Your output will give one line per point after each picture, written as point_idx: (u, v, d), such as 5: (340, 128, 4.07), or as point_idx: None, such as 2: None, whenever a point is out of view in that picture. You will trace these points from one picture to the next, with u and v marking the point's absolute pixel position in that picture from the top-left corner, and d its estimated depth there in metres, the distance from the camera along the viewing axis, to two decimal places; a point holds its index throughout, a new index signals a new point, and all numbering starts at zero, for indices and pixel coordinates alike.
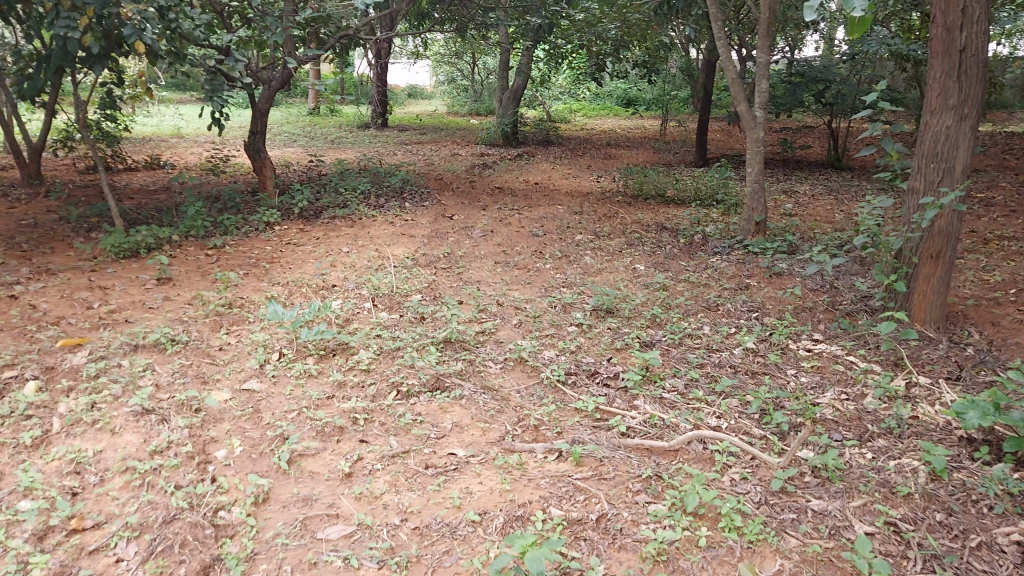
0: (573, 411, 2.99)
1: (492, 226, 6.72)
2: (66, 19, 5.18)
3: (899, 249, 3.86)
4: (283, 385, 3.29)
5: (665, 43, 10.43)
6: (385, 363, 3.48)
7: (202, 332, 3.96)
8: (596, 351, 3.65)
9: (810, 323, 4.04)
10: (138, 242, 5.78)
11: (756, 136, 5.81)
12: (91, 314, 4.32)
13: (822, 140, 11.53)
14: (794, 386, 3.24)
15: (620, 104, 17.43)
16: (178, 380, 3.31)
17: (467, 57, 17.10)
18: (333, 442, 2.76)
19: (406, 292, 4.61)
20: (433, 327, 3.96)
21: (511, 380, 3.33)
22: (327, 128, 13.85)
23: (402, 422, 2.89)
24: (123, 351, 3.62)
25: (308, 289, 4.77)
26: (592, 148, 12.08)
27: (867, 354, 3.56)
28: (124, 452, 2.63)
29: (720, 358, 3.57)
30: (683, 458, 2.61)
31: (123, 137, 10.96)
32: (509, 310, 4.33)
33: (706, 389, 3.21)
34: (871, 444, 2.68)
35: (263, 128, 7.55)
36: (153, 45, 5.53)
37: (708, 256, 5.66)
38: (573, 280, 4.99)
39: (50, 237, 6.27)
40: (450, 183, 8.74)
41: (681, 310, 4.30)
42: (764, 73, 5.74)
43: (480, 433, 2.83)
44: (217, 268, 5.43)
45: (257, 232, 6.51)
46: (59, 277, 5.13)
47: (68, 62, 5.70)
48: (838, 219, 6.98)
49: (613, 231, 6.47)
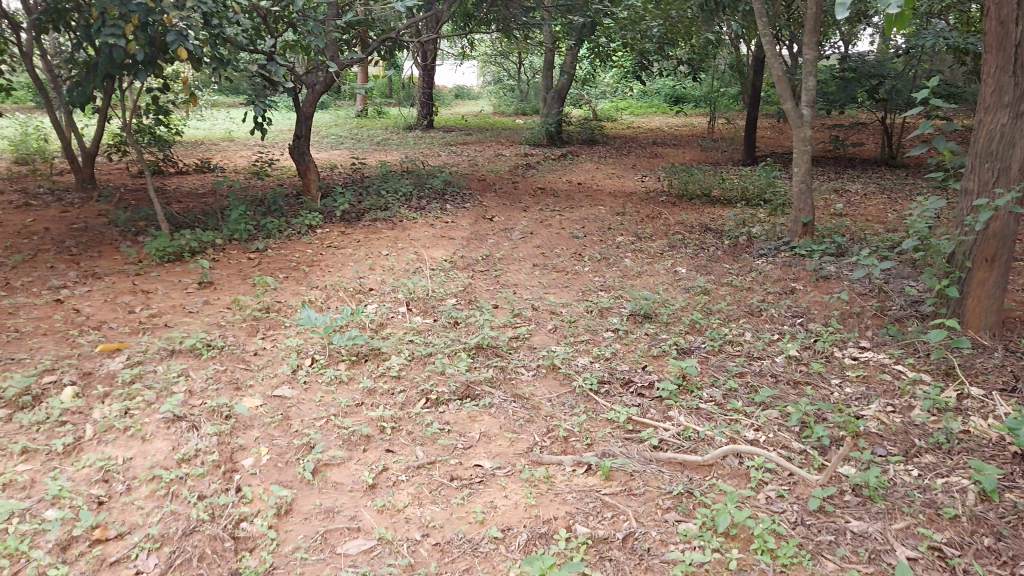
0: (605, 422, 2.91)
1: (532, 227, 6.65)
2: (112, 27, 5.27)
3: (953, 253, 3.68)
4: (313, 392, 3.28)
5: (712, 40, 10.23)
6: (416, 369, 3.45)
7: (239, 337, 3.97)
8: (631, 358, 3.56)
9: (857, 330, 3.88)
10: (182, 246, 5.87)
11: (803, 135, 5.63)
12: (132, 318, 4.38)
13: (876, 137, 11.18)
14: (837, 397, 3.10)
15: (668, 101, 17.20)
16: (211, 386, 3.32)
17: (513, 57, 17.06)
18: (359, 452, 2.73)
19: (442, 296, 4.58)
20: (466, 333, 3.91)
21: (543, 389, 3.26)
22: (374, 130, 13.95)
23: (429, 431, 2.85)
24: (160, 356, 3.65)
25: (345, 293, 4.77)
26: (637, 147, 11.92)
27: (916, 363, 3.40)
28: (152, 460, 2.64)
29: (761, 367, 3.45)
30: (717, 473, 2.51)
31: (175, 142, 11.18)
32: (545, 314, 4.27)
33: (744, 400, 3.09)
34: (917, 460, 2.55)
35: (307, 131, 7.61)
36: (196, 51, 5.59)
37: (753, 258, 5.51)
38: (611, 284, 4.90)
39: (99, 241, 6.40)
40: (492, 184, 8.70)
41: (722, 315, 4.17)
42: (811, 70, 5.56)
43: (508, 443, 2.77)
44: (257, 272, 5.47)
45: (299, 235, 6.56)
46: (104, 281, 5.22)
47: (114, 69, 5.79)
48: (891, 219, 6.74)
49: (655, 233, 6.35)
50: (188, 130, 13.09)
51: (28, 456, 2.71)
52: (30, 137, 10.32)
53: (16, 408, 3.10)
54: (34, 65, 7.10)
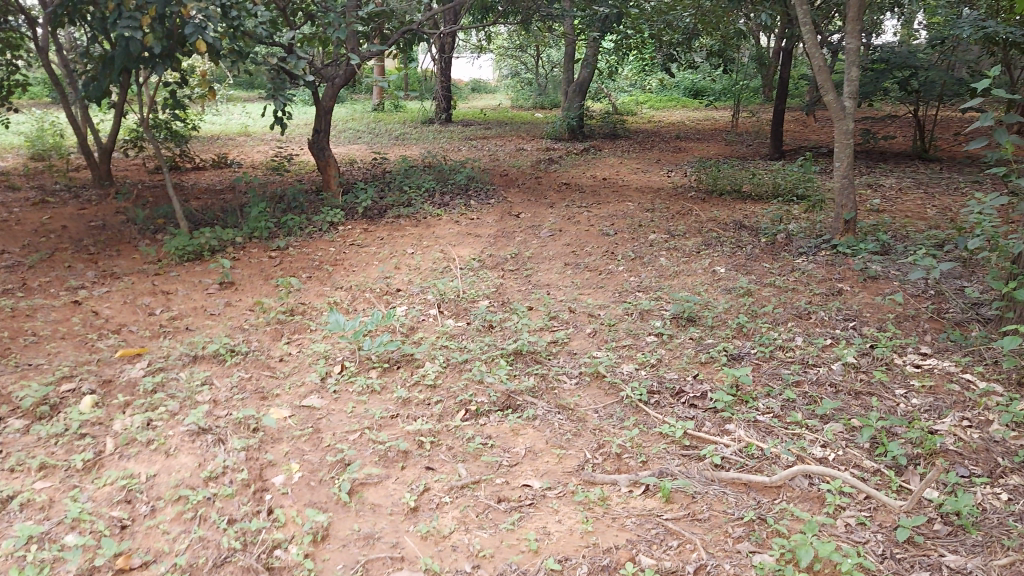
0: (658, 437, 2.71)
1: (560, 224, 6.45)
2: (129, 20, 5.09)
3: (1019, 254, 3.46)
4: (344, 402, 3.10)
5: (739, 30, 9.96)
6: (452, 377, 3.27)
7: (263, 342, 3.80)
8: (678, 365, 3.37)
9: (916, 335, 3.67)
10: (202, 244, 5.71)
11: (846, 128, 5.38)
12: (153, 321, 4.22)
13: (906, 130, 10.91)
14: (905, 409, 2.89)
15: (688, 94, 16.95)
16: (237, 396, 3.15)
17: (531, 50, 16.83)
18: (397, 469, 2.55)
19: (473, 297, 4.39)
20: (502, 338, 3.73)
21: (587, 399, 3.07)
22: (392, 124, 13.79)
23: (471, 446, 2.67)
24: (182, 362, 3.49)
25: (372, 294, 4.59)
26: (661, 141, 11.69)
27: (986, 371, 3.17)
28: (177, 477, 2.48)
29: (819, 375, 3.24)
30: (787, 495, 2.31)
31: (192, 137, 11.06)
32: (582, 317, 4.07)
33: (805, 412, 2.89)
34: (1004, 482, 2.34)
35: (327, 126, 7.44)
36: (215, 43, 5.41)
37: (794, 257, 5.29)
38: (648, 284, 4.69)
39: (117, 239, 6.27)
40: (515, 180, 8.52)
41: (769, 318, 3.96)
42: (853, 60, 5.31)
43: (556, 460, 2.59)
44: (280, 271, 5.31)
45: (320, 232, 6.40)
46: (123, 280, 5.08)
47: (131, 63, 5.60)
48: (932, 215, 6.51)
49: (687, 230, 6.14)
50: (205, 125, 12.96)
51: (46, 472, 2.56)
52: (47, 133, 10.21)
53: (34, 419, 2.95)
54: (50, 59, 6.95)
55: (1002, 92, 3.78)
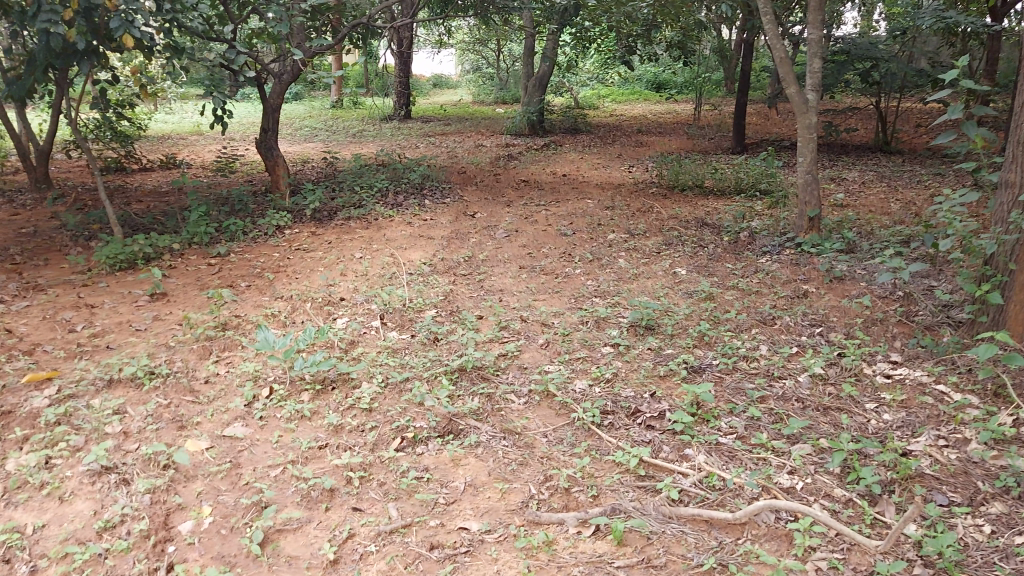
0: (612, 465, 2.48)
1: (516, 225, 6.20)
2: (48, 12, 4.70)
3: (990, 254, 3.27)
4: (269, 430, 2.82)
5: (700, 22, 9.76)
6: (390, 400, 3.01)
7: (188, 362, 3.49)
8: (635, 381, 3.15)
9: (885, 341, 3.48)
10: (135, 252, 5.35)
11: (808, 122, 5.19)
12: (71, 339, 3.89)
13: (868, 122, 10.83)
14: (876, 426, 2.69)
15: (651, 88, 16.80)
16: (151, 426, 2.85)
17: (492, 44, 16.55)
18: (320, 511, 2.28)
19: (420, 306, 4.12)
20: (447, 352, 3.47)
21: (537, 421, 2.83)
22: (349, 121, 13.42)
23: (404, 482, 2.41)
24: (95, 388, 3.18)
25: (312, 304, 4.30)
26: (623, 136, 11.47)
27: (960, 381, 2.98)
28: (68, 530, 2.20)
29: (784, 389, 3.02)
30: (752, 534, 2.09)
31: (140, 138, 10.60)
32: (535, 327, 3.83)
33: (770, 433, 2.67)
34: (987, 511, 2.14)
35: (275, 124, 7.08)
36: (144, 38, 5.05)
37: (757, 256, 5.10)
38: (606, 288, 4.46)
39: (47, 248, 5.88)
40: (473, 177, 8.26)
41: (731, 325, 3.75)
42: (816, 51, 5.11)
43: (498, 496, 2.33)
44: (217, 280, 4.98)
45: (265, 237, 6.07)
46: (46, 293, 4.73)
47: (54, 60, 5.21)
48: (896, 209, 6.37)
49: (649, 229, 5.92)
50: (154, 125, 12.48)
51: None
52: None
53: None
54: None
55: (968, 80, 3.51)
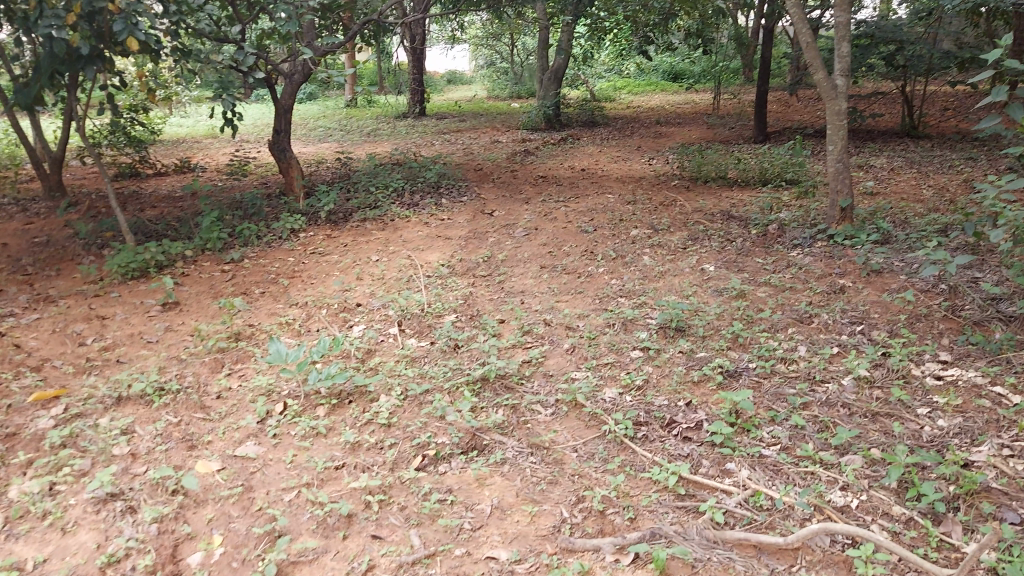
0: (648, 483, 2.31)
1: (536, 222, 6.03)
2: (51, 17, 4.57)
3: None
4: (283, 449, 2.67)
5: (719, 9, 9.50)
6: (409, 414, 2.86)
7: (199, 376, 3.35)
8: (667, 387, 2.97)
9: (931, 338, 3.28)
10: (147, 259, 5.23)
11: (838, 108, 4.95)
12: (81, 353, 3.77)
13: (893, 107, 10.56)
14: (931, 434, 2.50)
15: (667, 78, 16.55)
16: (160, 446, 2.72)
17: (506, 38, 16.35)
18: (337, 541, 2.13)
19: (439, 312, 3.97)
20: (468, 360, 3.31)
21: (565, 434, 2.66)
22: (364, 120, 13.30)
23: (427, 506, 2.25)
24: (104, 406, 3.05)
25: (328, 311, 4.16)
26: (641, 127, 11.25)
27: (1018, 383, 2.78)
28: (70, 565, 2.08)
29: (828, 394, 2.83)
30: (806, 562, 1.91)
31: (154, 142, 10.52)
32: (559, 330, 3.66)
33: (817, 443, 2.49)
34: None
35: (287, 125, 6.95)
36: (149, 40, 4.89)
37: (787, 250, 4.90)
38: (631, 287, 4.29)
39: (59, 257, 5.78)
40: (490, 174, 8.10)
41: (766, 324, 3.56)
42: (844, 35, 4.87)
43: (527, 520, 2.17)
44: (230, 287, 4.86)
45: (279, 241, 5.95)
46: (58, 305, 4.62)
47: (59, 66, 5.07)
48: (929, 197, 6.14)
49: (673, 223, 5.72)
50: (168, 129, 12.43)
51: None
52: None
53: None
54: None
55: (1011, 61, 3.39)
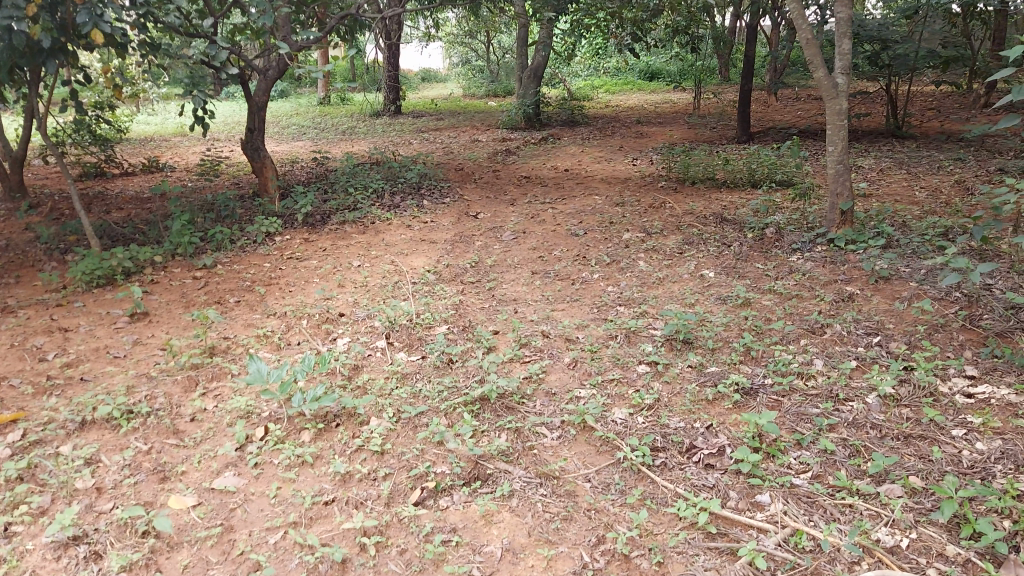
0: (673, 519, 2.11)
1: (522, 225, 5.81)
2: (9, 8, 4.24)
3: None
4: (266, 481, 2.42)
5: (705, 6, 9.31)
6: (403, 439, 2.62)
7: (171, 397, 3.08)
8: (681, 407, 2.77)
9: (955, 351, 3.10)
10: (114, 266, 4.91)
11: (838, 107, 4.77)
12: (41, 371, 3.47)
13: (875, 107, 10.49)
14: (972, 459, 2.32)
15: (645, 77, 16.41)
16: (129, 479, 2.45)
17: (482, 36, 16.10)
18: None
19: (429, 323, 3.73)
20: (464, 377, 3.08)
21: (576, 462, 2.45)
22: (338, 118, 12.98)
23: (431, 548, 2.03)
24: (65, 433, 2.77)
25: (309, 321, 3.90)
26: (623, 127, 11.07)
27: None
28: None
29: (854, 414, 2.64)
30: None
31: (120, 141, 10.14)
32: (558, 343, 3.44)
33: (851, 471, 2.30)
34: None
35: (260, 123, 6.64)
36: (116, 32, 4.56)
37: (787, 254, 4.73)
38: (630, 295, 4.08)
39: (19, 263, 5.45)
40: (471, 174, 7.87)
41: (778, 336, 3.37)
42: (845, 31, 4.68)
43: (543, 565, 1.96)
44: (203, 296, 4.57)
45: (254, 245, 5.66)
46: (17, 316, 4.31)
47: (18, 59, 4.72)
48: (923, 198, 6.01)
49: (665, 226, 5.52)
50: (136, 126, 12.05)
51: None
52: None
53: None
54: None
55: None
